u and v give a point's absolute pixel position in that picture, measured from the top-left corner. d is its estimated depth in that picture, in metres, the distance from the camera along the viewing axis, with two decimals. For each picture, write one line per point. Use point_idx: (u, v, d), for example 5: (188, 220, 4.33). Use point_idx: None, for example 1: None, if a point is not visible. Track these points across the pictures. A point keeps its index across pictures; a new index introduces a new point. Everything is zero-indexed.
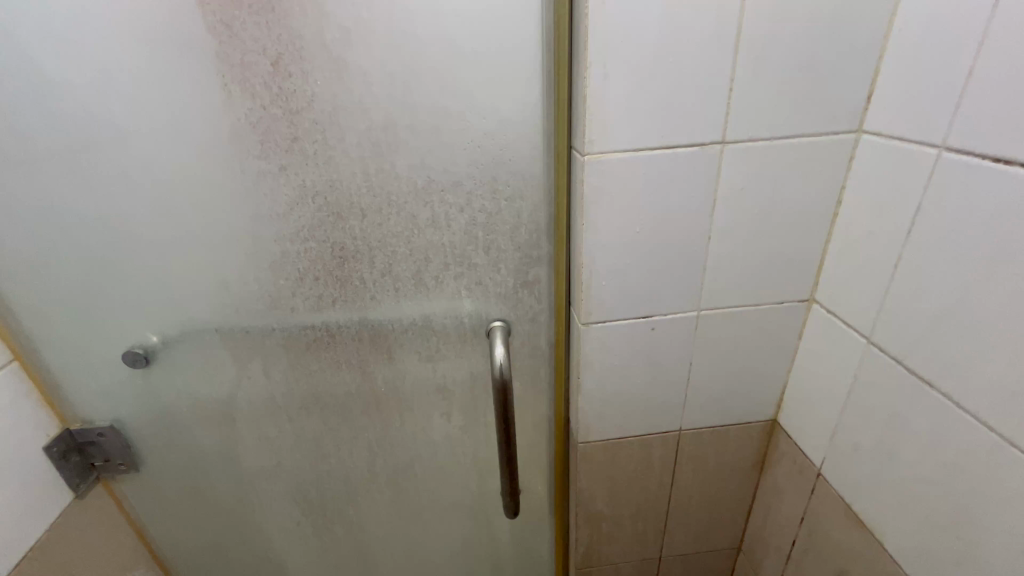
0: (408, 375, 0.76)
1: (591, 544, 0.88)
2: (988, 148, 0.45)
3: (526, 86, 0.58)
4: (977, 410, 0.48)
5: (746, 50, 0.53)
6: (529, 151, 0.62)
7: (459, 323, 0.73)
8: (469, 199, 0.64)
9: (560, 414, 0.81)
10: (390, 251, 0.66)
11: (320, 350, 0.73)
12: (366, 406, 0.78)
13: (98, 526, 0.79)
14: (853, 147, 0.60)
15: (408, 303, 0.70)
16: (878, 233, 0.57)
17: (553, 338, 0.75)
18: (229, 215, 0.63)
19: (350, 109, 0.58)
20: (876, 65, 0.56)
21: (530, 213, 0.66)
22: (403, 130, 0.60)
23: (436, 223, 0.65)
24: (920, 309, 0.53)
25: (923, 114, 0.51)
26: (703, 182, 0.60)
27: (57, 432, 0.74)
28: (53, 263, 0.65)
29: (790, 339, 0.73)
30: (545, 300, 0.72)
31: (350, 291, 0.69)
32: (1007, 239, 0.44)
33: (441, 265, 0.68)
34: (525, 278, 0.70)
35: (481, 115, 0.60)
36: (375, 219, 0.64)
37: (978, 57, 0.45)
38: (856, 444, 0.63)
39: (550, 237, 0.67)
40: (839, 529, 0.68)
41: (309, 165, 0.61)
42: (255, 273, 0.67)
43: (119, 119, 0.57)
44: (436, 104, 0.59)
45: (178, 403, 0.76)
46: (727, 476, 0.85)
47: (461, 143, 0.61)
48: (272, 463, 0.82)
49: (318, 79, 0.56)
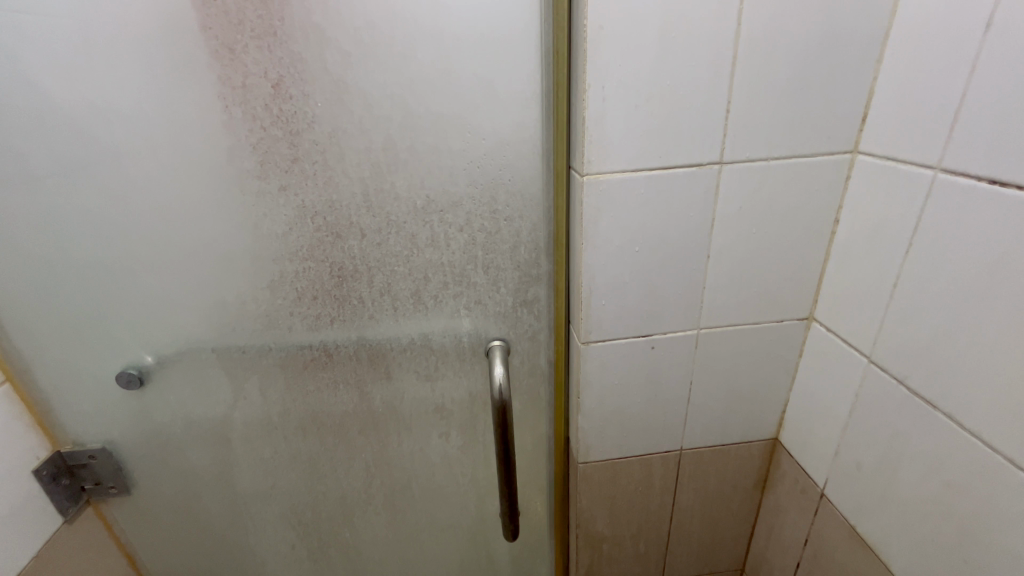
0: (406, 395, 0.75)
1: (592, 566, 0.87)
2: (983, 170, 0.45)
3: (526, 108, 0.59)
4: (980, 431, 0.48)
5: (742, 74, 0.54)
6: (528, 172, 0.62)
7: (458, 342, 0.72)
8: (468, 219, 0.64)
9: (559, 433, 0.80)
10: (389, 271, 0.66)
11: (318, 370, 0.72)
12: (364, 426, 0.77)
13: (86, 551, 0.77)
14: (849, 168, 0.60)
15: (407, 322, 0.70)
16: (877, 252, 0.58)
17: (553, 357, 0.75)
18: (227, 235, 0.63)
19: (350, 130, 0.58)
20: (870, 88, 0.56)
21: (529, 233, 0.66)
22: (402, 151, 0.60)
23: (435, 242, 0.65)
24: (920, 328, 0.53)
25: (917, 137, 0.51)
26: (702, 201, 0.60)
27: (48, 454, 0.72)
28: (48, 283, 0.64)
29: (790, 357, 0.72)
30: (544, 320, 0.72)
31: (348, 311, 0.68)
32: (1006, 260, 0.44)
33: (440, 284, 0.68)
34: (525, 297, 0.70)
35: (480, 136, 0.60)
36: (375, 239, 0.64)
37: (970, 82, 0.46)
38: (858, 463, 0.63)
39: (550, 257, 0.67)
40: (843, 552, 0.67)
41: (309, 186, 0.61)
42: (253, 293, 0.66)
43: (120, 141, 0.57)
44: (437, 125, 0.59)
45: (172, 425, 0.75)
46: (729, 496, 0.84)
47: (461, 163, 0.61)
48: (268, 484, 0.80)
49: (320, 102, 0.57)
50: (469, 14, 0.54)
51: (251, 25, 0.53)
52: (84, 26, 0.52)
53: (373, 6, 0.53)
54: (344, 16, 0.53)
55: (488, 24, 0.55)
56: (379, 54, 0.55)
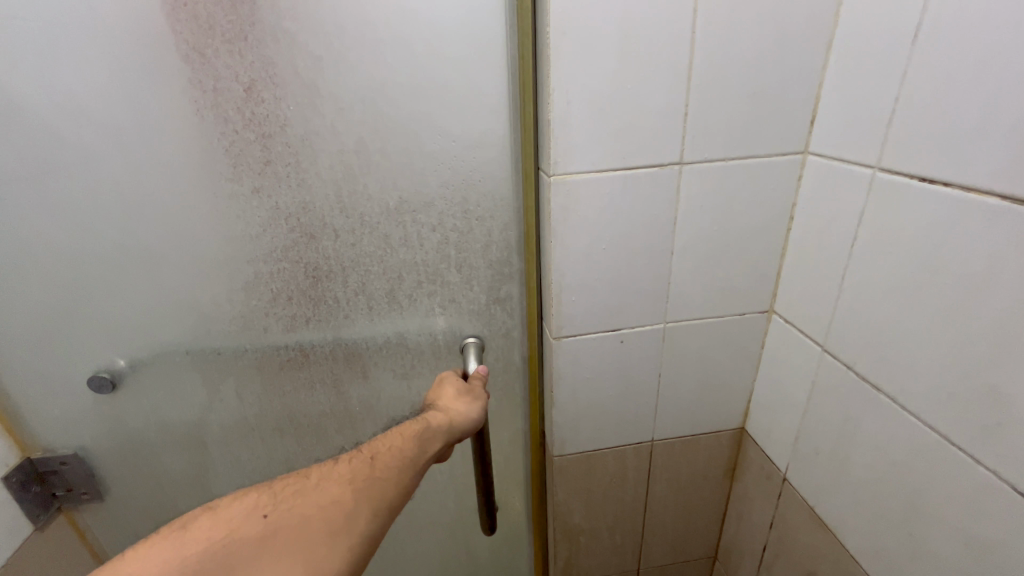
0: (383, 394, 0.76)
1: (570, 558, 0.89)
2: (915, 169, 0.49)
3: (495, 112, 0.61)
4: (918, 411, 0.51)
5: (698, 80, 0.57)
6: (499, 172, 0.65)
7: (433, 340, 0.74)
8: (441, 219, 0.66)
9: (535, 427, 0.82)
10: (364, 270, 0.67)
11: (295, 370, 0.72)
12: (342, 425, 0.77)
13: (56, 560, 0.76)
14: (801, 168, 0.64)
15: (383, 321, 0.71)
16: (827, 247, 0.61)
17: (526, 353, 0.77)
18: (200, 236, 0.63)
19: (323, 133, 0.60)
20: (817, 92, 0.60)
21: (501, 232, 0.68)
22: (375, 154, 0.61)
23: (409, 242, 0.67)
24: (865, 317, 0.56)
25: (859, 139, 0.55)
26: (664, 201, 0.63)
27: (17, 461, 0.72)
28: (16, 288, 0.64)
29: (753, 348, 0.76)
30: (517, 317, 0.74)
31: (324, 310, 0.69)
32: (936, 250, 0.47)
33: (415, 282, 0.69)
34: (497, 295, 0.72)
35: (451, 139, 0.62)
36: (349, 239, 0.65)
37: (902, 88, 0.49)
38: (815, 447, 0.66)
39: (521, 254, 0.70)
40: (805, 532, 0.70)
41: (283, 187, 0.62)
42: (228, 294, 0.67)
43: (89, 144, 0.57)
44: (409, 128, 0.61)
45: (146, 430, 0.75)
46: (701, 485, 0.87)
47: (433, 165, 0.63)
48: (245, 486, 0.80)
49: (295, 105, 0.58)
50: (439, 21, 0.56)
51: (222, 31, 0.54)
52: (53, 30, 0.52)
53: (344, 11, 0.54)
54: (315, 22, 0.55)
55: (457, 32, 0.57)
56: (351, 59, 0.57)
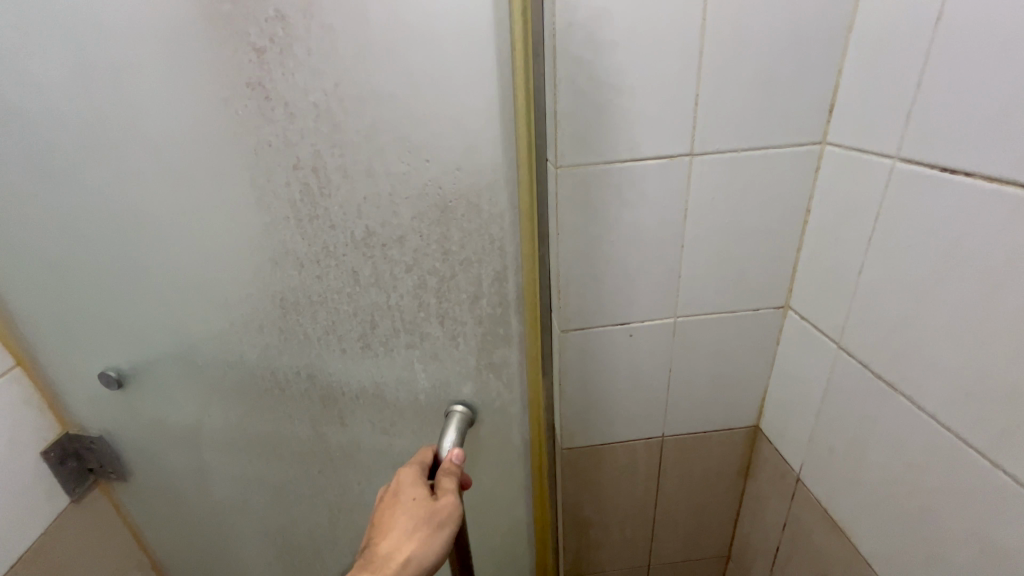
0: (362, 444, 0.72)
1: (580, 550, 0.89)
2: (936, 159, 0.46)
3: (478, 121, 0.51)
4: (936, 412, 0.49)
5: (709, 69, 0.56)
6: (488, 198, 0.55)
7: (413, 392, 0.67)
8: (415, 257, 0.58)
9: (539, 484, 0.75)
10: (333, 309, 0.61)
11: (272, 400, 0.69)
12: (322, 466, 0.75)
13: (90, 530, 0.81)
14: (819, 158, 0.62)
15: (357, 365, 0.65)
16: (845, 240, 0.59)
17: (529, 408, 0.69)
18: (163, 243, 0.58)
19: (262, 140, 0.51)
20: (837, 79, 0.58)
21: (488, 279, 0.59)
22: (334, 170, 0.53)
23: (381, 282, 0.59)
24: (883, 313, 0.54)
25: (880, 129, 0.53)
26: (674, 193, 0.62)
27: (55, 436, 0.76)
28: (30, 283, 0.64)
29: (768, 344, 0.74)
30: (517, 396, 0.68)
31: (294, 346, 0.64)
32: (956, 244, 0.45)
33: (389, 329, 0.62)
34: (485, 349, 0.64)
35: (426, 159, 0.53)
36: (314, 271, 0.58)
37: (923, 74, 0.47)
38: (831, 447, 0.64)
39: (520, 312, 0.62)
40: (818, 534, 0.69)
41: (255, 217, 0.56)
42: (203, 310, 0.63)
43: (61, 143, 0.53)
44: (375, 140, 0.52)
45: (153, 425, 0.76)
46: (713, 482, 0.86)
47: (404, 190, 0.54)
48: (239, 500, 0.81)
49: (236, 119, 0.50)
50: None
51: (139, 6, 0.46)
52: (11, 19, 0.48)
53: None
54: None
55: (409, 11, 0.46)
56: (303, 64, 0.48)
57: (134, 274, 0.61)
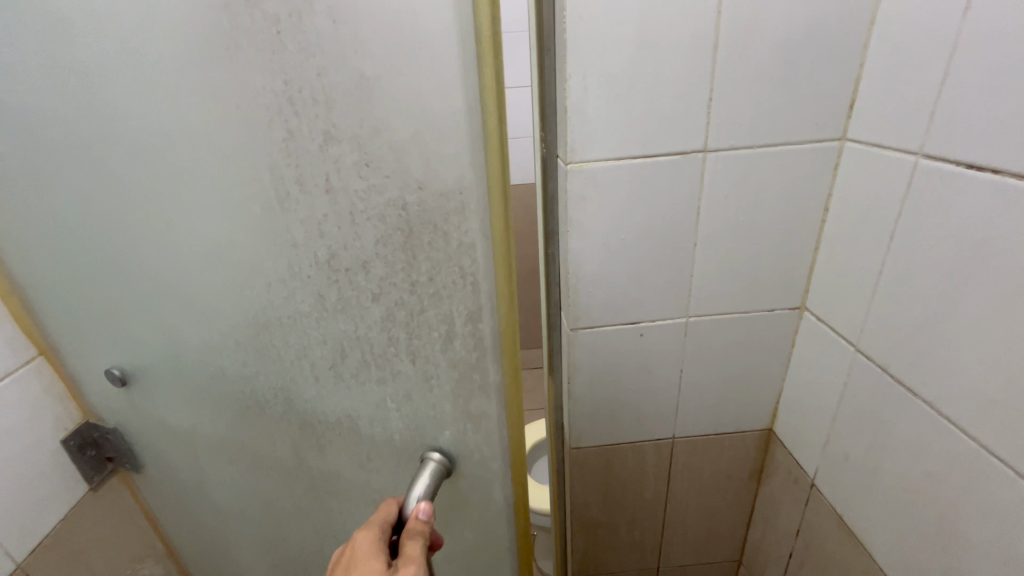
0: (342, 473, 0.70)
1: (587, 550, 0.88)
2: (961, 155, 0.45)
3: (443, 134, 0.44)
4: (957, 419, 0.47)
5: (724, 62, 0.55)
6: (458, 225, 0.48)
7: (386, 425, 0.63)
8: (381, 289, 0.52)
9: (522, 534, 0.69)
10: (303, 334, 0.58)
11: (257, 415, 0.69)
12: (309, 488, 0.74)
13: (110, 517, 0.82)
14: (838, 155, 0.60)
15: (330, 393, 0.62)
16: (864, 238, 0.57)
17: (508, 455, 0.63)
18: (151, 246, 0.57)
19: (218, 150, 0.47)
20: (858, 73, 0.56)
21: (461, 315, 0.53)
22: (288, 186, 0.48)
23: (348, 311, 0.54)
24: (904, 316, 0.52)
25: (903, 124, 0.51)
26: (686, 189, 0.61)
27: (76, 425, 0.77)
28: (48, 276, 0.65)
29: (783, 346, 0.72)
30: (496, 446, 0.62)
31: (271, 365, 0.62)
32: (981, 244, 0.44)
33: (358, 360, 0.58)
34: (460, 388, 0.58)
35: (384, 174, 0.46)
36: (282, 293, 0.55)
37: (950, 66, 0.45)
38: (847, 452, 0.62)
39: (496, 353, 0.55)
40: (833, 542, 0.67)
41: (225, 231, 0.52)
42: (189, 319, 0.62)
43: (59, 139, 0.52)
44: (326, 156, 0.46)
45: (156, 425, 0.77)
46: (725, 486, 0.84)
47: (363, 212, 0.48)
48: (237, 504, 0.83)
49: (196, 126, 0.47)
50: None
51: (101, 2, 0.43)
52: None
53: None
54: None
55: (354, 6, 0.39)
56: (259, 65, 0.42)
57: (129, 276, 0.60)
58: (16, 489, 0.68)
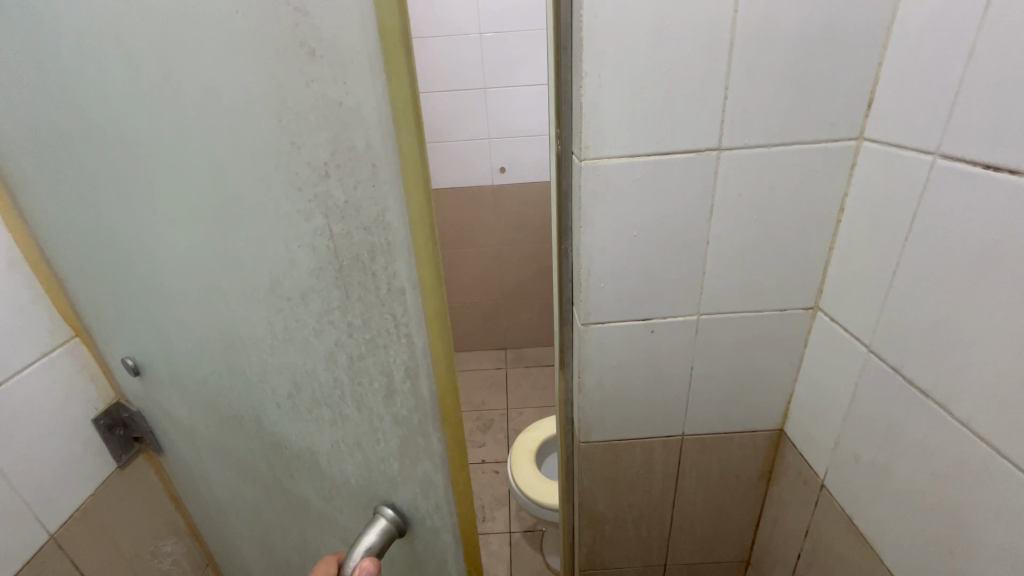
0: (311, 498, 0.71)
1: (594, 544, 0.89)
2: (978, 155, 0.44)
3: (360, 158, 0.42)
4: (968, 421, 0.47)
5: (738, 61, 0.55)
6: (386, 263, 0.46)
7: (338, 453, 0.63)
8: (321, 325, 0.52)
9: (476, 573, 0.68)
10: (259, 359, 0.58)
11: (233, 429, 0.70)
12: (285, 506, 0.75)
13: (135, 496, 0.86)
14: (855, 155, 0.60)
15: (287, 417, 0.62)
16: (879, 238, 0.57)
17: (453, 493, 0.61)
18: (141, 247, 0.56)
19: (177, 156, 0.47)
20: (876, 73, 0.56)
21: (399, 355, 0.52)
22: (229, 205, 0.47)
23: (295, 340, 0.54)
24: (917, 317, 0.52)
25: (920, 124, 0.50)
26: (700, 187, 0.61)
27: (106, 405, 0.80)
28: (68, 268, 0.67)
29: (796, 346, 0.72)
30: (439, 486, 0.60)
31: (237, 384, 0.63)
32: (995, 245, 0.43)
33: (308, 390, 0.58)
34: (403, 427, 0.57)
35: (307, 197, 0.44)
36: (240, 315, 0.56)
37: (969, 65, 0.45)
38: (857, 454, 0.62)
39: (433, 393, 0.54)
40: (841, 543, 0.66)
41: (191, 244, 0.53)
42: (171, 327, 0.63)
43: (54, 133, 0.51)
44: (258, 176, 0.44)
45: (161, 418, 0.80)
46: (734, 485, 0.84)
47: (297, 242, 0.47)
48: (232, 507, 0.85)
49: (161, 129, 0.46)
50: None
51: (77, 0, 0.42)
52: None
53: None
54: None
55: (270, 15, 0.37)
56: (202, 70, 0.41)
57: (126, 275, 0.60)
58: (49, 465, 0.71)
